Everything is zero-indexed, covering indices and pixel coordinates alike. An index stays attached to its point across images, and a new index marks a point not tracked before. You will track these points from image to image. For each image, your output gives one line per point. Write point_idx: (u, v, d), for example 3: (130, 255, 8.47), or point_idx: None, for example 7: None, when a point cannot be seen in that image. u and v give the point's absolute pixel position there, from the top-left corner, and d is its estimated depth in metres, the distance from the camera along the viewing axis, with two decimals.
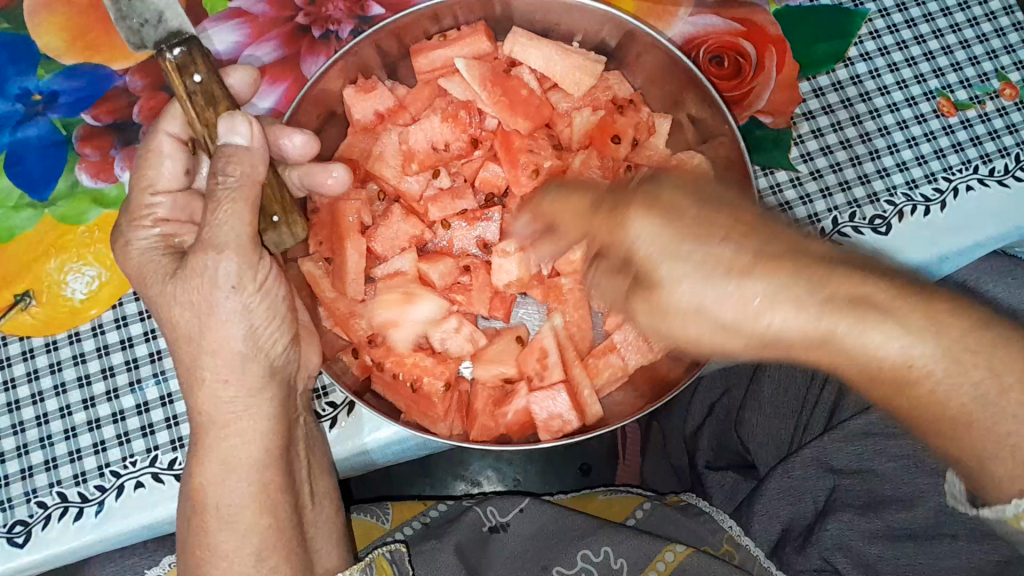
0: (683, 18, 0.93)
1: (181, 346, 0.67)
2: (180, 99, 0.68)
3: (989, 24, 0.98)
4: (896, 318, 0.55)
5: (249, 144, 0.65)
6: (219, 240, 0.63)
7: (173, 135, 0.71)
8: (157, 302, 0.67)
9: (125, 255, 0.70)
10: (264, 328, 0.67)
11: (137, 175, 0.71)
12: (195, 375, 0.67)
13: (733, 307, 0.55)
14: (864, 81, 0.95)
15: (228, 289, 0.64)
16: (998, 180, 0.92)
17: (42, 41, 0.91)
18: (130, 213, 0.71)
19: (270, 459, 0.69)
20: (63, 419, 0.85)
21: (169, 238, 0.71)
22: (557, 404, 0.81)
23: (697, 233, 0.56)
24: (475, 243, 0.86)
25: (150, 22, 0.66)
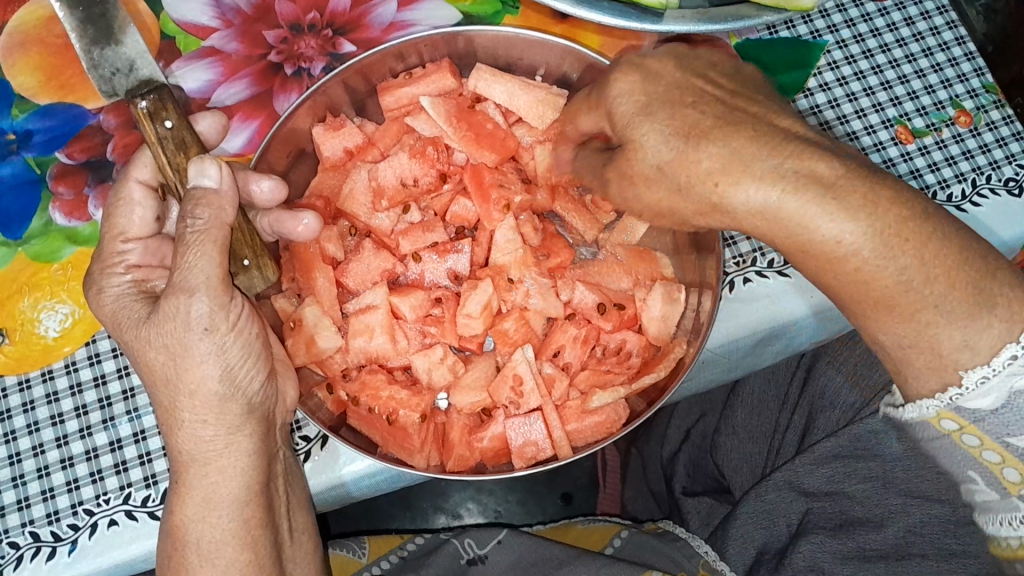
0: (647, 52, 0.96)
1: (157, 387, 0.68)
2: (149, 144, 0.69)
3: (942, 54, 1.01)
4: (837, 192, 0.57)
5: (210, 187, 0.66)
6: (189, 283, 0.64)
7: (143, 181, 0.72)
8: (132, 347, 0.68)
9: (99, 302, 0.70)
10: (236, 365, 0.67)
11: (107, 225, 0.72)
12: (174, 416, 0.67)
13: (692, 160, 0.60)
14: (824, 111, 0.98)
15: (202, 330, 0.64)
16: (956, 205, 0.94)
17: (17, 80, 0.93)
18: (99, 258, 0.72)
19: (250, 495, 0.69)
20: (36, 458, 0.85)
21: (142, 283, 0.71)
22: (533, 431, 0.81)
23: (682, 95, 0.63)
24: (446, 276, 0.87)
25: (121, 71, 0.68)
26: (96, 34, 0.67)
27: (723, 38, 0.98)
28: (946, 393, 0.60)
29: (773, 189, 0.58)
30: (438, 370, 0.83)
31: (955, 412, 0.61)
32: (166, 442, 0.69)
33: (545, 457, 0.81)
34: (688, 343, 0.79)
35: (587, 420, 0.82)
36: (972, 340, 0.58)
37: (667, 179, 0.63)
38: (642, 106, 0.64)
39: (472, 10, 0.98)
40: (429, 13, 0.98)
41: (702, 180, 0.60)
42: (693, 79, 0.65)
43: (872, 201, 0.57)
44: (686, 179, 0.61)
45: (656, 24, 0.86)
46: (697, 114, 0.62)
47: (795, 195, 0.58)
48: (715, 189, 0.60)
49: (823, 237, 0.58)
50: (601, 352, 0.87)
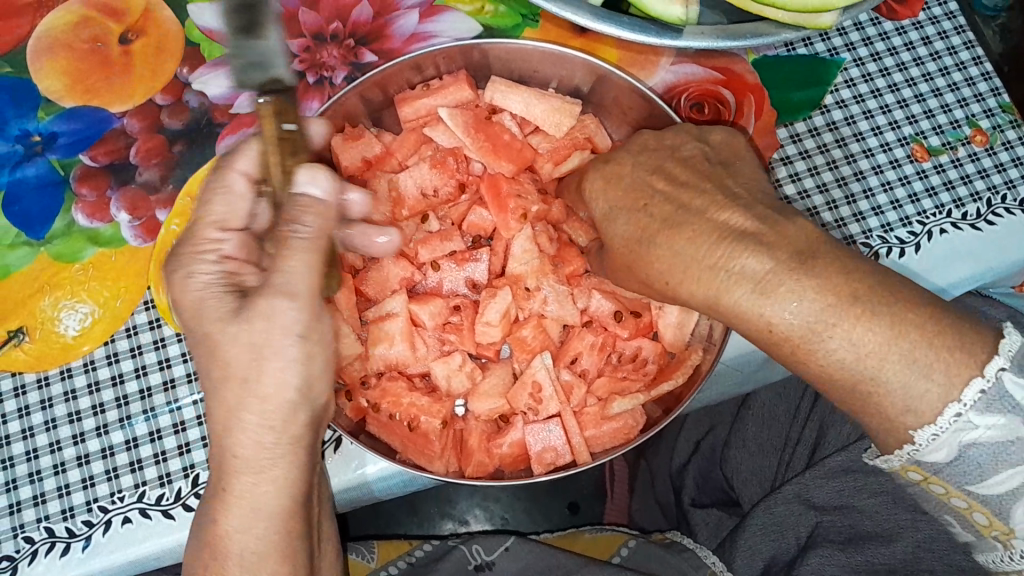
0: (665, 67, 0.98)
1: (231, 383, 0.66)
2: (266, 141, 0.68)
3: (959, 73, 1.02)
4: (766, 287, 0.60)
5: (329, 201, 0.67)
6: (292, 287, 0.64)
7: (245, 174, 0.69)
8: (208, 339, 0.66)
9: (183, 287, 0.67)
10: (316, 376, 0.67)
11: (206, 210, 0.69)
12: (235, 417, 0.66)
13: (647, 259, 0.67)
14: (840, 127, 0.99)
15: (294, 339, 0.65)
16: (971, 224, 0.95)
17: (44, 84, 0.95)
18: (189, 236, 0.69)
19: (295, 506, 0.69)
20: (52, 454, 0.86)
21: (232, 276, 0.68)
22: (551, 436, 0.81)
23: (637, 195, 0.68)
24: (464, 284, 0.88)
25: (256, 66, 0.66)
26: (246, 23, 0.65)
27: (740, 54, 0.99)
28: (903, 449, 0.62)
29: (710, 288, 0.63)
30: (457, 377, 0.83)
31: (917, 465, 0.63)
32: (218, 441, 0.67)
33: (563, 463, 0.81)
34: (703, 350, 0.79)
35: (604, 427, 0.82)
36: (914, 405, 0.60)
37: (636, 274, 0.69)
38: (605, 212, 0.71)
39: (492, 22, 0.99)
40: (451, 25, 0.99)
41: (657, 279, 0.67)
42: (645, 175, 0.69)
43: (802, 289, 0.59)
44: (646, 274, 0.67)
45: (675, 40, 0.87)
46: (646, 216, 0.67)
47: (729, 295, 0.62)
48: (668, 285, 0.66)
49: (761, 323, 0.61)
50: (616, 359, 0.87)
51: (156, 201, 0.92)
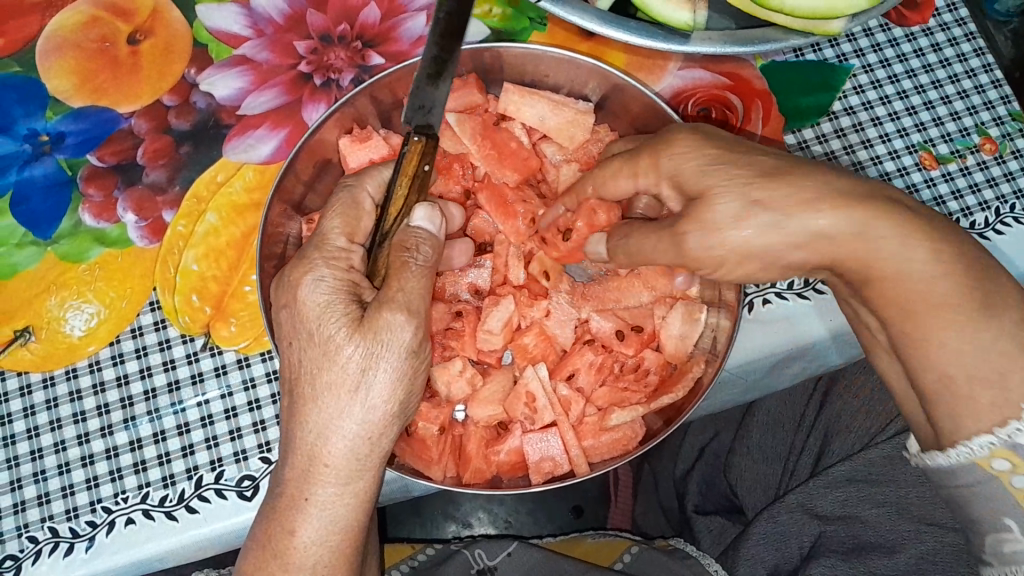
0: (672, 72, 0.97)
1: (336, 393, 0.66)
2: (404, 171, 0.71)
3: (969, 81, 1.01)
4: (933, 228, 0.64)
5: (439, 238, 0.71)
6: (408, 303, 0.66)
7: (372, 195, 0.73)
8: (322, 346, 0.66)
9: (308, 293, 0.67)
10: (412, 393, 0.69)
11: (333, 222, 0.71)
12: (334, 426, 0.66)
13: (773, 199, 0.64)
14: (848, 135, 0.98)
15: (400, 357, 0.66)
16: (979, 233, 0.94)
17: (52, 84, 0.95)
18: (319, 244, 0.69)
19: (365, 518, 0.70)
20: (57, 454, 0.86)
21: (350, 283, 0.68)
22: (550, 446, 0.81)
23: (729, 152, 0.67)
24: (467, 289, 0.85)
25: (425, 108, 0.72)
26: (432, 67, 0.72)
27: (749, 59, 0.98)
28: (1003, 428, 0.64)
29: (853, 213, 0.63)
30: (458, 383, 0.81)
31: (1011, 451, 0.65)
32: (309, 447, 0.67)
33: (561, 473, 0.80)
34: (705, 363, 0.79)
35: (604, 437, 0.82)
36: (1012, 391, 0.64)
37: (768, 220, 0.64)
38: (704, 163, 0.67)
39: (500, 26, 0.99)
40: None
41: (797, 219, 0.63)
42: (731, 137, 0.70)
43: (959, 239, 0.65)
44: (810, 220, 0.63)
45: (682, 45, 0.87)
46: (755, 164, 0.66)
47: (892, 231, 0.63)
48: (797, 220, 0.63)
49: (927, 280, 0.64)
50: (618, 368, 0.86)
51: (162, 202, 0.92)
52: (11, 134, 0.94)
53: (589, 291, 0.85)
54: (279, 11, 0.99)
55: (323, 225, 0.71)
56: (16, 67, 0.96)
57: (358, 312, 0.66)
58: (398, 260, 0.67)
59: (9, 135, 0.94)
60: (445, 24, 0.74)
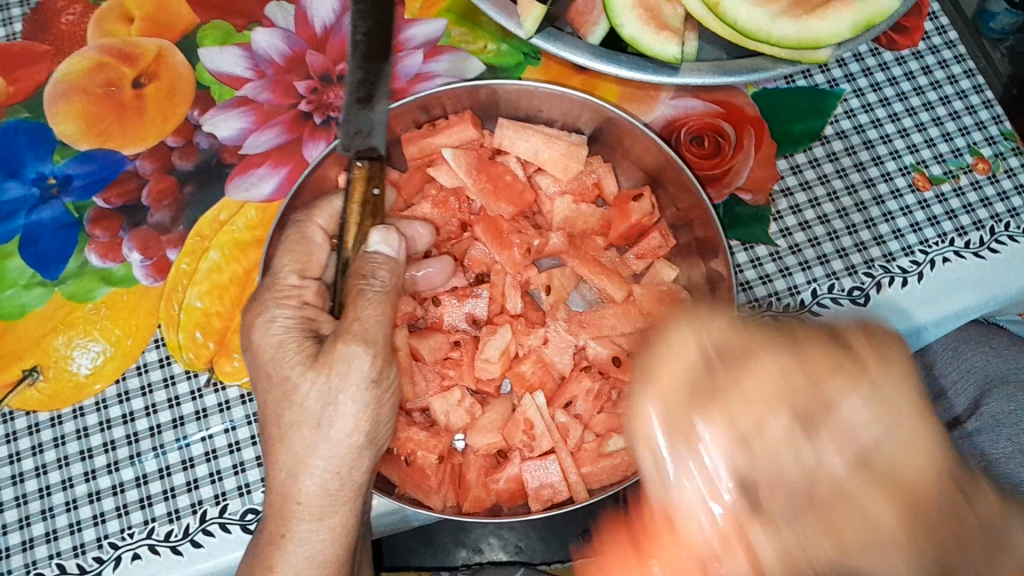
0: (664, 102, 0.99)
1: (301, 430, 0.69)
2: (355, 201, 0.76)
3: (960, 102, 1.02)
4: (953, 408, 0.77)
5: (398, 259, 0.76)
6: (368, 333, 0.69)
7: (323, 227, 0.78)
8: (284, 385, 0.70)
9: (263, 335, 0.71)
10: (380, 424, 0.71)
11: (287, 257, 0.75)
12: (303, 462, 0.69)
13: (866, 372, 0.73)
14: (840, 158, 0.99)
15: (360, 387, 0.69)
16: (974, 252, 0.95)
17: (59, 128, 0.98)
18: (271, 286, 0.74)
19: (345, 552, 0.71)
20: (65, 491, 0.87)
21: (306, 321, 0.73)
22: (548, 474, 0.80)
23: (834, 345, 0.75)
24: (464, 319, 0.86)
25: (362, 133, 0.78)
26: (361, 92, 0.79)
27: (740, 87, 1.00)
28: None
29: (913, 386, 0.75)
30: (456, 413, 0.83)
31: None
32: (281, 487, 0.69)
33: (561, 500, 0.80)
34: None
35: (603, 463, 0.82)
36: None
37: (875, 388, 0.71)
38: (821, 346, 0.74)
39: (495, 60, 1.02)
40: (452, 64, 1.02)
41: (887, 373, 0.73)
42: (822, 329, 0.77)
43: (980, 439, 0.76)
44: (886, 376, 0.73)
45: (672, 77, 0.89)
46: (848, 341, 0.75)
47: None
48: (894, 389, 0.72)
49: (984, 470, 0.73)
50: (616, 395, 0.86)
51: (167, 241, 0.94)
52: (20, 178, 0.97)
53: (585, 319, 0.85)
54: (280, 53, 1.01)
55: (275, 265, 0.76)
56: (25, 113, 0.99)
57: (314, 348, 0.70)
58: (355, 287, 0.72)
59: (19, 179, 0.97)
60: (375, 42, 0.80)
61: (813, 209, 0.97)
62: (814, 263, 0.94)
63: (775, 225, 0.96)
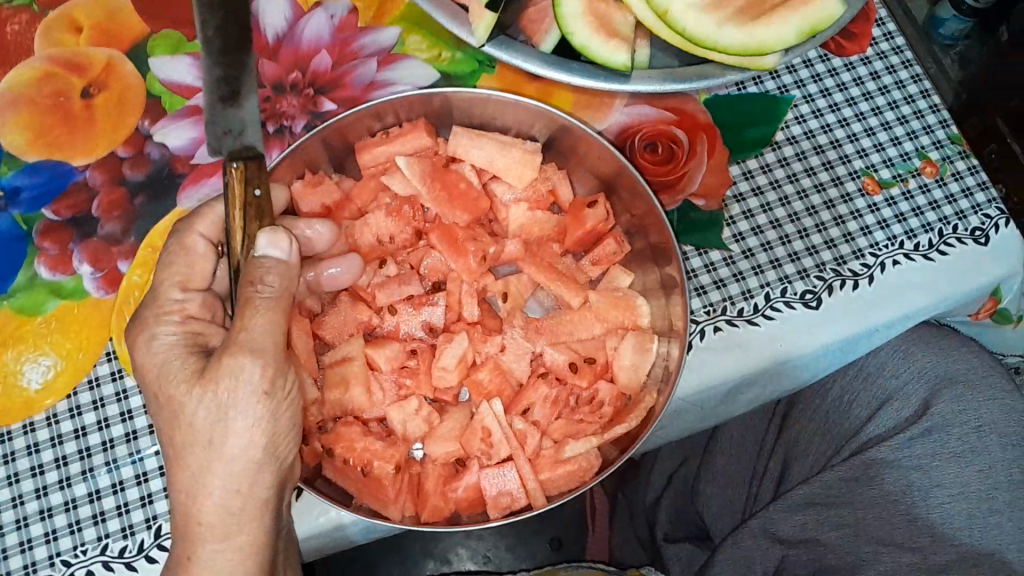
0: (618, 109, 1.00)
1: (193, 448, 0.69)
2: (231, 205, 0.75)
3: (908, 107, 1.05)
4: None
5: (289, 259, 0.73)
6: (257, 344, 0.68)
7: (205, 235, 0.77)
8: (172, 405, 0.70)
9: (149, 351, 0.72)
10: (278, 437, 0.70)
11: (166, 271, 0.75)
12: (200, 482, 0.69)
13: None
14: (791, 163, 1.01)
15: (252, 401, 0.68)
16: (923, 254, 0.97)
17: (6, 139, 0.96)
18: (154, 301, 0.74)
19: (258, 567, 0.72)
20: (15, 509, 0.85)
21: (194, 336, 0.73)
22: (506, 481, 0.80)
23: None
24: (421, 328, 0.86)
25: (233, 133, 0.79)
26: (223, 91, 0.78)
27: (692, 94, 1.01)
28: None
29: None
30: (413, 422, 0.82)
31: None
32: (183, 507, 0.70)
33: (520, 506, 0.80)
34: (658, 392, 0.80)
35: (560, 470, 0.81)
36: None
37: None
38: None
39: (450, 68, 1.03)
40: (407, 72, 1.03)
41: None
42: None
43: None
44: None
45: (623, 84, 0.91)
46: None
47: None
48: None
49: None
50: (573, 401, 0.86)
51: (118, 253, 0.92)
52: None
53: (542, 325, 0.86)
54: None
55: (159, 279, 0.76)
56: None
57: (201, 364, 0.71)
58: (246, 296, 0.70)
59: None
60: (218, 45, 0.79)
61: (766, 214, 0.98)
62: (767, 268, 0.95)
63: (728, 230, 0.97)
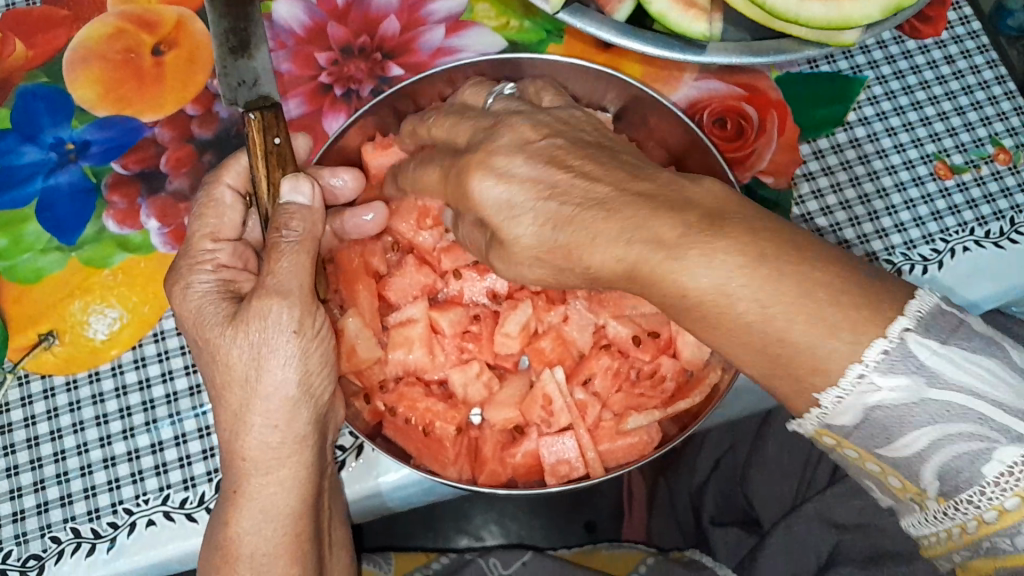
0: (688, 83, 0.98)
1: (232, 388, 0.69)
2: (253, 152, 0.75)
3: (983, 92, 1.02)
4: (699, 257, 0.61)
5: (314, 205, 0.73)
6: (283, 286, 0.68)
7: (232, 186, 0.77)
8: (213, 344, 0.70)
9: (184, 297, 0.73)
10: (312, 374, 0.70)
11: (198, 223, 0.76)
12: (241, 419, 0.69)
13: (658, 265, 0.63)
14: (862, 144, 0.99)
15: (285, 338, 0.67)
16: (994, 242, 0.94)
17: (77, 94, 0.97)
18: (188, 252, 0.76)
19: (303, 508, 0.72)
20: (79, 456, 0.87)
21: (227, 282, 0.74)
22: (566, 449, 0.79)
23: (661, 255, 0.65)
24: (484, 294, 0.86)
25: (247, 83, 0.77)
26: (234, 44, 0.77)
27: (764, 70, 0.99)
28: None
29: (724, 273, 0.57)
30: (474, 386, 0.83)
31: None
32: (228, 442, 0.70)
33: (577, 476, 0.79)
34: (722, 369, 0.78)
35: (620, 442, 0.81)
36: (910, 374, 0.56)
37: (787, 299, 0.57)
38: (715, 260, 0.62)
39: (517, 36, 1.02)
40: (475, 40, 1.02)
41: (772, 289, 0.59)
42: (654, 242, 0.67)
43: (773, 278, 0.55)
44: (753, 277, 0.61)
45: (698, 56, 0.89)
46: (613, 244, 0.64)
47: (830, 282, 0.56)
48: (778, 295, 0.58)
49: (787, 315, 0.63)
50: (634, 375, 0.85)
51: (185, 210, 0.93)
52: (38, 143, 0.96)
53: (606, 297, 0.84)
54: (300, 23, 1.00)
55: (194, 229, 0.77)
56: (43, 78, 0.98)
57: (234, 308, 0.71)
58: (271, 242, 0.70)
59: (36, 144, 0.96)
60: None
61: (836, 194, 0.96)
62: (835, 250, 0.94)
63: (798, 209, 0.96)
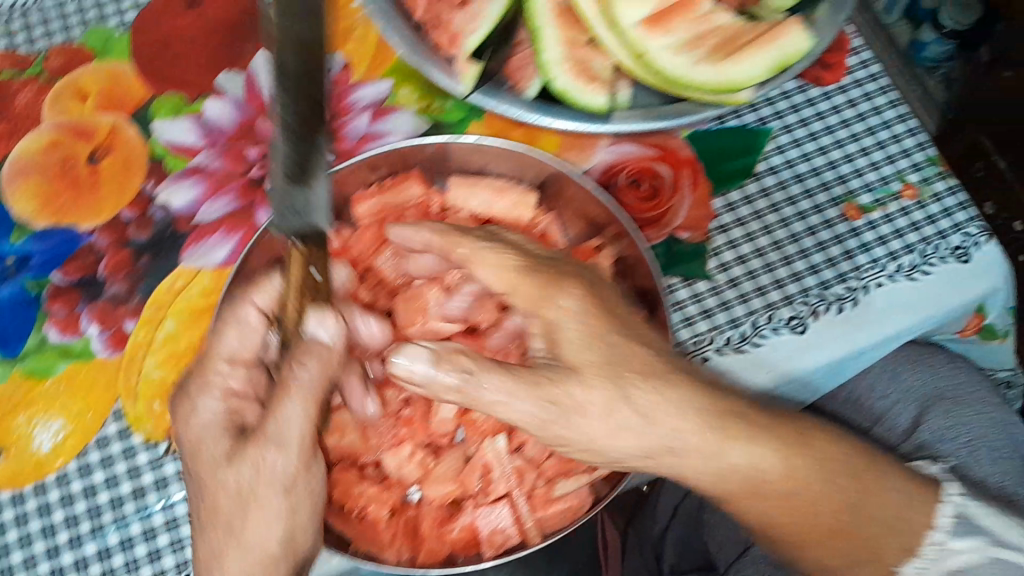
0: (603, 148, 1.03)
1: (215, 526, 0.73)
2: (292, 279, 0.72)
3: (886, 131, 1.07)
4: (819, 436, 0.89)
5: (335, 343, 0.73)
6: (281, 438, 0.72)
7: (260, 307, 0.77)
8: (205, 481, 0.74)
9: (190, 420, 0.76)
10: (297, 531, 0.73)
11: None
12: (218, 559, 0.73)
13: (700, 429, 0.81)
14: (773, 193, 1.03)
15: (276, 493, 0.71)
16: (906, 275, 0.98)
17: (15, 207, 1.00)
18: (202, 376, 0.77)
19: None
20: (27, 571, 0.87)
21: (233, 412, 0.76)
22: (499, 518, 0.82)
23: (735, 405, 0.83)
24: None
25: (295, 212, 0.67)
26: (296, 170, 0.64)
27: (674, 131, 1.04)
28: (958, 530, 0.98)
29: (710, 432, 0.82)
30: (409, 467, 0.84)
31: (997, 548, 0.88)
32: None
33: (512, 544, 0.81)
34: None
35: (554, 507, 0.83)
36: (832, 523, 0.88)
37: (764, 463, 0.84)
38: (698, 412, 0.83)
39: (439, 117, 1.06)
40: (399, 124, 1.06)
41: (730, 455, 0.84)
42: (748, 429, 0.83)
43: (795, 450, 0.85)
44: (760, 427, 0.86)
45: (605, 125, 0.93)
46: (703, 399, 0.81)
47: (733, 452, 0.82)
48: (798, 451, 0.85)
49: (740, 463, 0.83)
50: None
51: (124, 313, 0.96)
52: None
53: None
54: (231, 121, 1.04)
55: None
56: None
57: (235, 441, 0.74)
58: (283, 379, 0.72)
59: None
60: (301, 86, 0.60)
61: (750, 242, 1.00)
62: (751, 296, 0.97)
63: (713, 260, 0.99)
